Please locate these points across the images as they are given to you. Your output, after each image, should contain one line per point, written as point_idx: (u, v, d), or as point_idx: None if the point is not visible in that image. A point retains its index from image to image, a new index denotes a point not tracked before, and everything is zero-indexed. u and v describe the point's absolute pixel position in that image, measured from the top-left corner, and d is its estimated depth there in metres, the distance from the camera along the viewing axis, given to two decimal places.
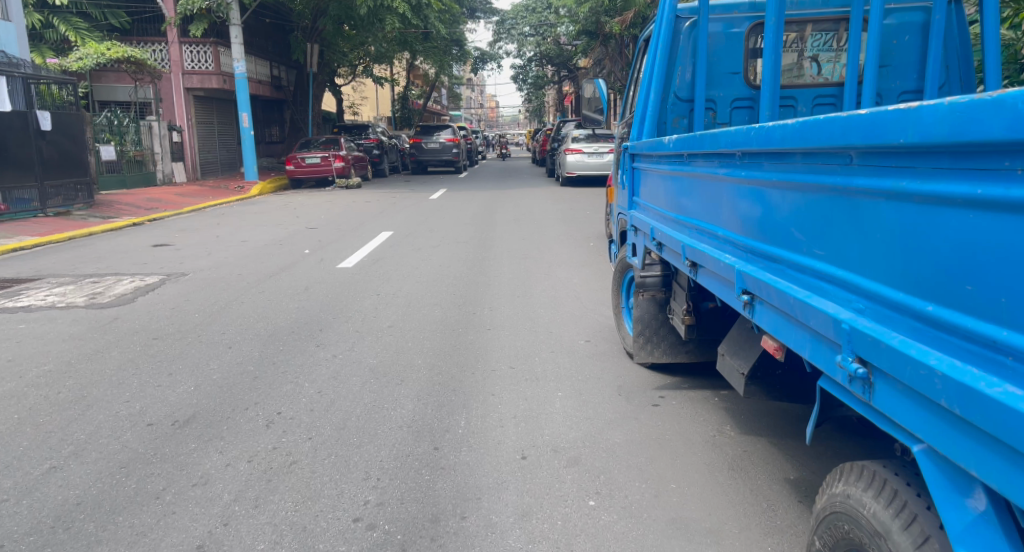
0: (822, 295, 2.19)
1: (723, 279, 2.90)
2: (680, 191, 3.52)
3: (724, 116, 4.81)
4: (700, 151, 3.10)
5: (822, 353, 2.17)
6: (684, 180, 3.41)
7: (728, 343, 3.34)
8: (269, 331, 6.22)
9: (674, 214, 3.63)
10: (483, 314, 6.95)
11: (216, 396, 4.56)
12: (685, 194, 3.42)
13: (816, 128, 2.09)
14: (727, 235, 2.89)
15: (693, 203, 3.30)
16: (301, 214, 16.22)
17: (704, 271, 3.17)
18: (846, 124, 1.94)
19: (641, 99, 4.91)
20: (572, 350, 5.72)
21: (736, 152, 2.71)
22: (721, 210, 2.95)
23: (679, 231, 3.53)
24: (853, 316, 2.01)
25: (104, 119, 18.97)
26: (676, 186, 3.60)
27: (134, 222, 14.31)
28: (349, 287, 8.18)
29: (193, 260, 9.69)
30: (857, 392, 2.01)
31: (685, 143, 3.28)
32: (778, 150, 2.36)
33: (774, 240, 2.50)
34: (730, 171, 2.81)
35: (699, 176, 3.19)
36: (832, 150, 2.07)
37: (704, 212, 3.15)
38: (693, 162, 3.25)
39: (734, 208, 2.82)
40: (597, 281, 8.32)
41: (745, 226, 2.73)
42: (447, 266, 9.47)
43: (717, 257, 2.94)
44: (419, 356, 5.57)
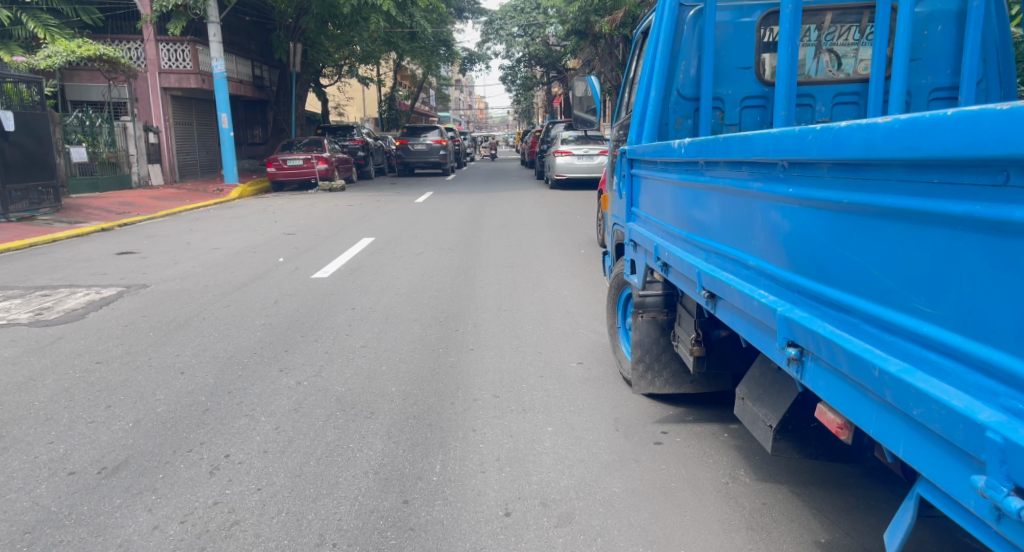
0: (937, 374, 1.67)
1: (757, 322, 2.40)
2: (689, 204, 3.00)
3: (734, 117, 4.26)
4: (722, 158, 2.56)
5: (940, 454, 1.65)
6: (697, 190, 2.88)
7: (747, 385, 2.81)
8: (229, 353, 5.64)
9: (681, 230, 3.10)
10: (466, 331, 6.39)
11: (156, 434, 3.99)
12: (696, 206, 2.91)
13: (938, 135, 1.57)
14: (762, 264, 2.38)
15: (709, 219, 2.78)
16: (280, 218, 15.60)
17: (724, 305, 2.66)
18: (1011, 128, 1.39)
19: (640, 96, 4.36)
20: (563, 375, 5.17)
21: (781, 161, 2.18)
22: (753, 236, 2.43)
23: (688, 253, 3.01)
24: (1002, 418, 1.49)
25: (75, 120, 18.35)
26: (682, 197, 3.08)
27: (103, 227, 13.69)
28: (323, 301, 7.61)
29: (157, 270, 9.09)
30: (1007, 532, 1.50)
31: (700, 148, 2.74)
32: (862, 161, 1.81)
33: (840, 281, 2.00)
34: (769, 183, 2.29)
35: (719, 188, 2.66)
36: (972, 165, 1.52)
37: (726, 231, 2.63)
38: (710, 170, 2.72)
39: (773, 233, 2.30)
40: (589, 293, 7.78)
41: (794, 258, 2.20)
42: (430, 276, 8.90)
43: (749, 293, 2.41)
44: (393, 383, 5.01)
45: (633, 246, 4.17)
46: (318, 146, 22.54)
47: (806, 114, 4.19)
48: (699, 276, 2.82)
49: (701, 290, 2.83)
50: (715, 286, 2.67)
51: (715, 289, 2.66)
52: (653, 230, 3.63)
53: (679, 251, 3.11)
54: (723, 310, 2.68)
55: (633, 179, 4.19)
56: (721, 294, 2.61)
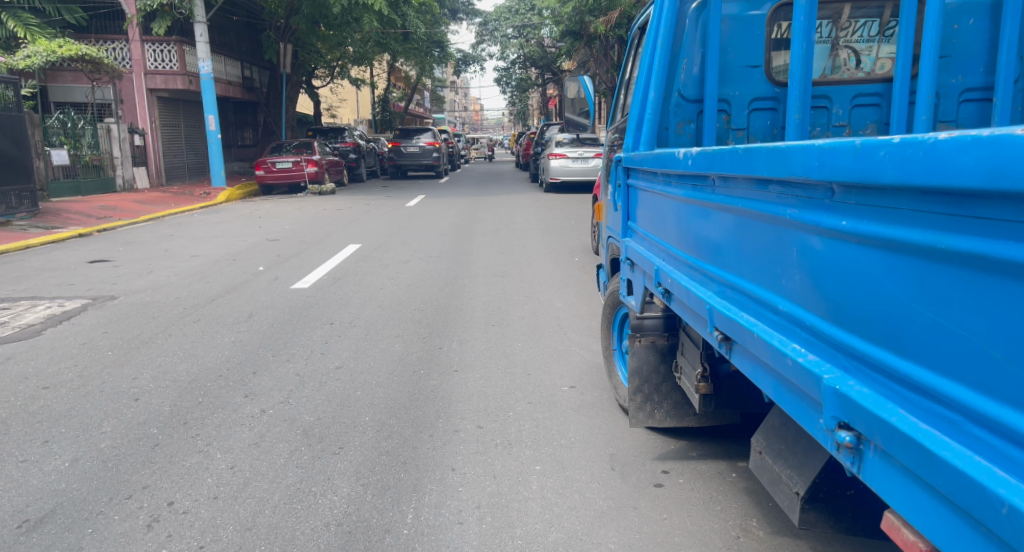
0: None
1: (787, 384, 1.98)
2: (697, 225, 2.58)
3: (741, 120, 3.76)
4: (743, 176, 2.14)
5: None
6: (710, 210, 2.44)
7: (763, 434, 2.38)
8: (192, 375, 5.21)
9: (689, 255, 2.67)
10: (450, 349, 5.96)
11: (94, 476, 3.56)
12: (707, 228, 2.48)
13: None
14: (796, 311, 1.96)
15: (724, 245, 2.36)
16: (265, 223, 15.17)
17: (743, 353, 2.26)
18: None
19: (638, 98, 3.91)
20: (554, 401, 4.74)
21: (831, 183, 1.74)
22: (789, 276, 1.98)
23: (698, 284, 2.58)
24: None
25: (56, 121, 17.87)
26: (688, 216, 2.66)
27: (81, 233, 13.25)
28: (300, 314, 7.18)
29: (128, 281, 8.66)
30: None
31: (713, 159, 2.30)
32: (970, 192, 1.35)
33: (911, 349, 1.57)
34: (808, 211, 1.86)
35: (739, 210, 2.23)
36: None
37: (747, 264, 2.22)
38: (726, 187, 2.29)
39: (812, 274, 1.88)
40: (583, 306, 7.35)
41: (850, 310, 1.75)
42: (415, 286, 8.48)
43: (784, 349, 1.97)
44: (367, 411, 4.58)
45: (628, 264, 3.73)
46: (308, 149, 22.10)
47: (821, 117, 3.69)
48: (711, 314, 2.41)
49: (713, 330, 2.43)
50: (732, 329, 2.26)
51: (734, 333, 2.25)
52: (652, 250, 3.22)
53: (685, 279, 2.70)
54: (741, 358, 2.27)
55: (630, 191, 3.75)
56: (742, 341, 2.20)
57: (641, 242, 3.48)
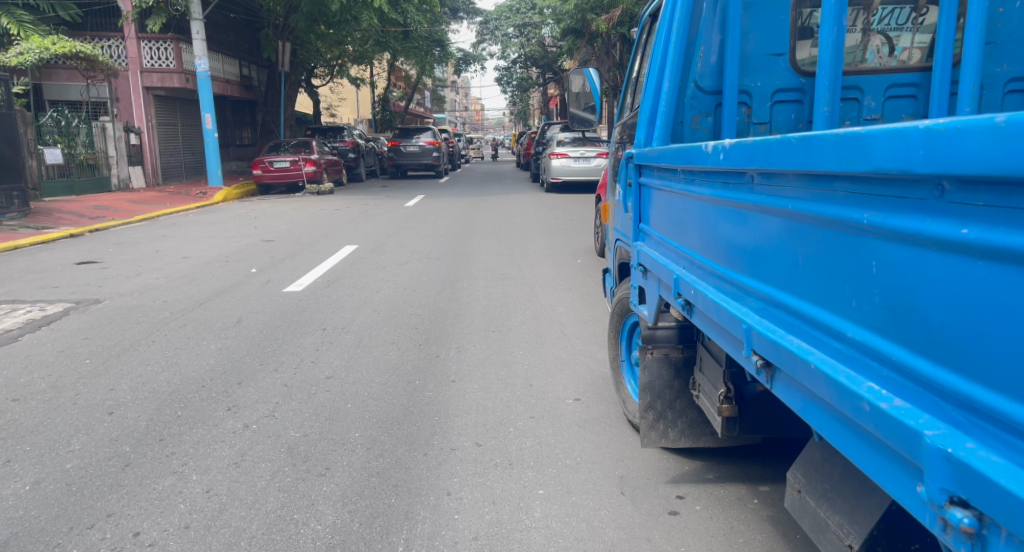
0: None
1: (858, 428, 1.67)
2: (732, 231, 2.26)
3: (763, 113, 3.43)
4: (801, 173, 1.81)
5: None
6: (752, 215, 2.12)
7: (801, 468, 2.09)
8: (172, 386, 4.90)
9: (720, 266, 2.35)
10: (447, 358, 5.65)
11: (54, 502, 3.26)
12: (746, 234, 2.17)
13: None
14: (874, 340, 1.63)
15: (770, 257, 2.04)
16: (261, 223, 14.87)
17: (794, 383, 1.95)
18: None
19: (650, 90, 3.58)
20: (558, 415, 4.43)
21: (938, 178, 1.41)
22: (867, 296, 1.66)
23: (734, 301, 2.25)
24: None
25: (50, 120, 17.58)
26: (720, 219, 2.34)
27: (72, 232, 12.96)
28: (291, 319, 6.88)
29: (115, 283, 8.36)
30: None
31: (758, 153, 1.97)
32: None
33: None
34: (897, 217, 1.53)
35: (793, 214, 1.90)
36: None
37: (802, 280, 1.90)
38: (773, 187, 1.97)
39: (898, 297, 1.57)
40: (586, 311, 7.04)
41: (957, 342, 1.42)
42: (412, 290, 8.17)
43: (859, 388, 1.63)
44: (357, 426, 4.27)
45: (638, 272, 3.40)
46: (306, 148, 21.78)
47: (850, 110, 3.37)
48: (750, 336, 2.10)
49: (753, 354, 2.12)
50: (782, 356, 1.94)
51: (785, 361, 1.93)
52: (668, 256, 2.91)
53: (715, 293, 2.39)
54: (791, 390, 1.96)
55: (642, 190, 3.43)
56: (795, 372, 1.88)
57: (656, 247, 3.17)
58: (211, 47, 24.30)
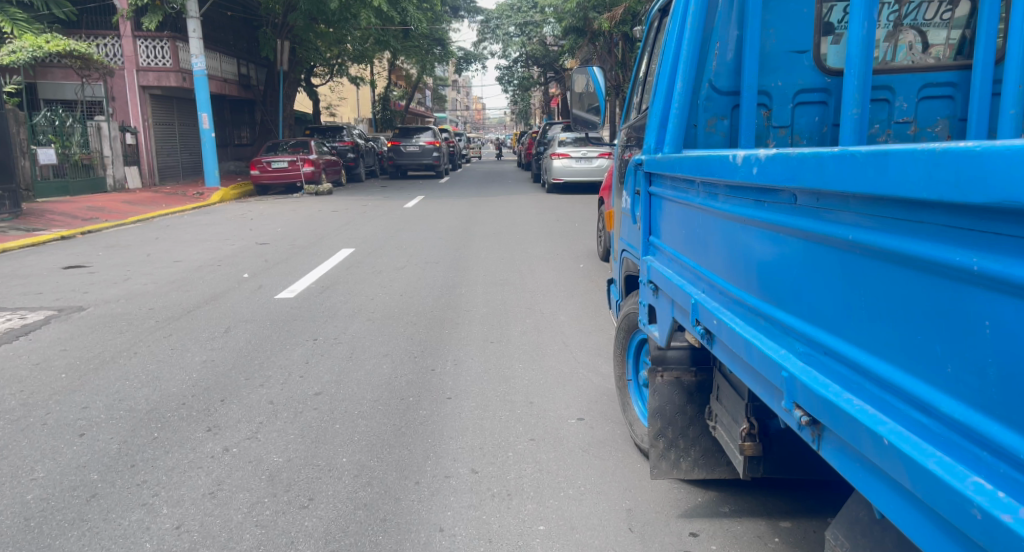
0: None
1: (946, 526, 1.37)
2: (770, 258, 1.96)
3: (784, 116, 3.13)
4: (876, 199, 1.50)
5: None
6: (802, 243, 1.80)
7: (844, 526, 1.82)
8: (150, 404, 4.62)
9: (757, 298, 2.04)
10: (443, 372, 5.37)
11: (9, 541, 3.00)
12: (792, 263, 1.86)
13: None
14: (978, 422, 1.31)
15: (823, 295, 1.74)
16: (257, 225, 14.60)
17: (851, 449, 1.65)
18: None
19: (661, 91, 3.29)
20: (560, 438, 4.15)
21: None
22: (967, 362, 1.33)
23: (774, 343, 1.95)
24: None
25: (44, 119, 17.33)
26: (755, 242, 2.04)
27: (63, 235, 12.70)
28: (281, 328, 6.60)
29: (101, 289, 8.10)
30: None
31: (816, 173, 1.65)
32: None
33: None
34: (1017, 267, 1.21)
35: (861, 248, 1.58)
36: None
37: (867, 329, 1.59)
38: (831, 212, 1.66)
39: (1012, 369, 1.25)
40: (589, 320, 6.76)
41: None
42: (409, 296, 7.90)
43: (960, 480, 1.31)
44: (344, 450, 4.00)
45: (647, 288, 3.12)
46: (304, 148, 21.50)
47: (880, 112, 3.10)
48: (794, 387, 1.80)
49: (796, 409, 1.82)
50: (838, 417, 1.64)
51: (842, 425, 1.62)
52: (685, 276, 2.61)
53: (747, 328, 2.09)
54: (847, 457, 1.67)
55: (652, 200, 3.15)
56: (857, 442, 1.58)
57: (668, 265, 2.88)
58: (209, 46, 24.05)
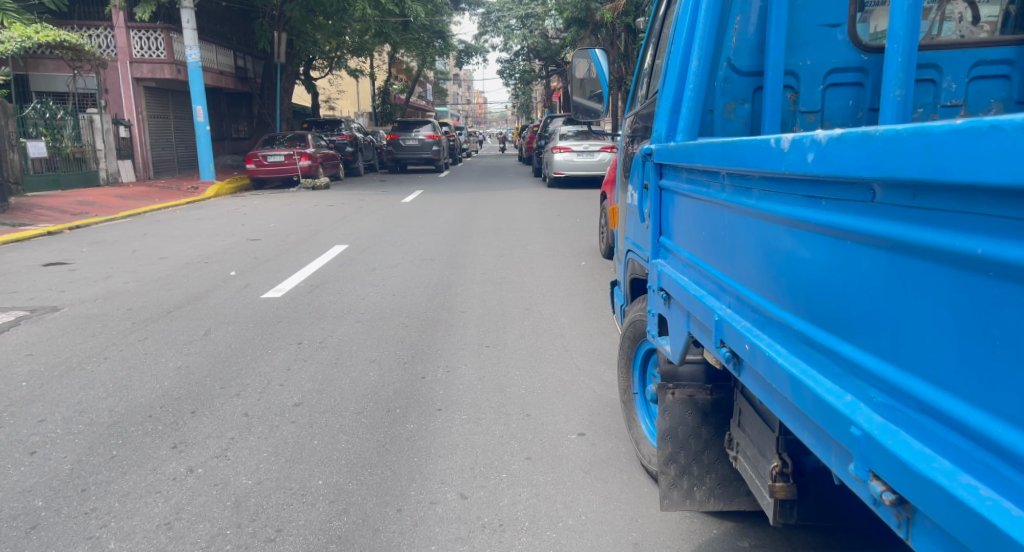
0: None
1: None
2: (835, 277, 1.55)
3: (813, 99, 2.75)
4: (1022, 200, 1.08)
5: None
6: (894, 257, 1.38)
7: None
8: (113, 416, 4.26)
9: (818, 326, 1.62)
10: (434, 380, 5.00)
11: None
12: (869, 282, 1.45)
13: None
14: None
15: (923, 333, 1.32)
16: (249, 220, 14.23)
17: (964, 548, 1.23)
18: None
19: (672, 70, 2.89)
20: (560, 456, 3.78)
21: None
22: None
23: (843, 388, 1.53)
24: None
25: (34, 111, 16.97)
26: (812, 253, 1.63)
27: (49, 230, 12.35)
28: (265, 331, 6.24)
29: (80, 288, 7.75)
30: None
31: (928, 163, 1.22)
32: None
33: None
34: None
35: (996, 270, 1.15)
36: None
37: (990, 383, 1.18)
38: (949, 220, 1.23)
39: None
40: (591, 323, 6.37)
41: None
42: (401, 296, 7.53)
43: None
44: (321, 471, 3.62)
45: (657, 296, 2.73)
46: (302, 141, 21.00)
47: (924, 95, 2.71)
48: (873, 452, 1.39)
49: (875, 480, 1.41)
50: (950, 505, 1.22)
51: (957, 517, 1.20)
52: (707, 288, 2.22)
53: (795, 363, 1.69)
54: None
55: (664, 195, 2.76)
56: (986, 547, 1.15)
57: (683, 273, 2.48)
58: (205, 38, 23.67)
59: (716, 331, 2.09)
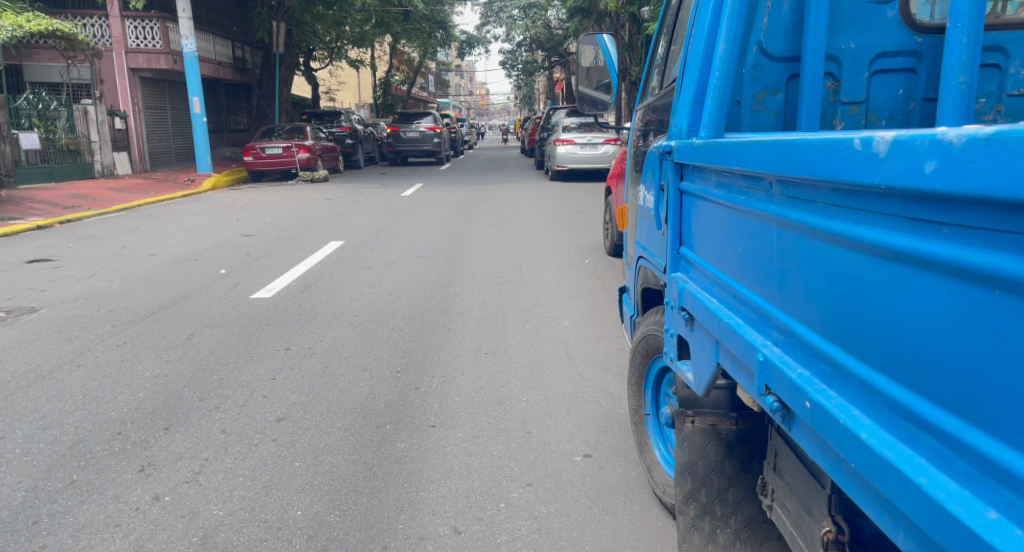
0: None
1: None
2: (965, 338, 1.17)
3: (857, 89, 2.38)
4: None
5: None
6: None
7: None
8: (78, 434, 3.92)
9: (937, 404, 1.22)
10: (429, 392, 4.66)
11: None
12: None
13: None
14: None
15: None
16: (244, 214, 13.88)
17: None
18: None
19: (692, 56, 2.52)
20: (564, 482, 3.45)
21: None
22: None
23: (984, 496, 1.12)
24: None
25: (26, 102, 16.63)
26: (925, 300, 1.25)
27: (39, 223, 12.00)
28: (251, 335, 5.91)
29: (61, 287, 7.41)
30: None
31: None
32: None
33: None
34: None
35: None
36: None
37: None
38: None
39: None
40: (596, 328, 6.03)
41: None
42: (397, 296, 7.19)
43: None
44: (301, 500, 3.29)
45: (678, 316, 2.38)
46: (299, 133, 20.71)
47: (987, 82, 2.39)
48: None
49: None
50: None
51: None
52: (751, 322, 1.84)
53: (891, 443, 1.31)
54: None
55: (685, 200, 2.40)
56: None
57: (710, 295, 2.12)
58: (201, 27, 23.30)
59: (764, 377, 1.73)
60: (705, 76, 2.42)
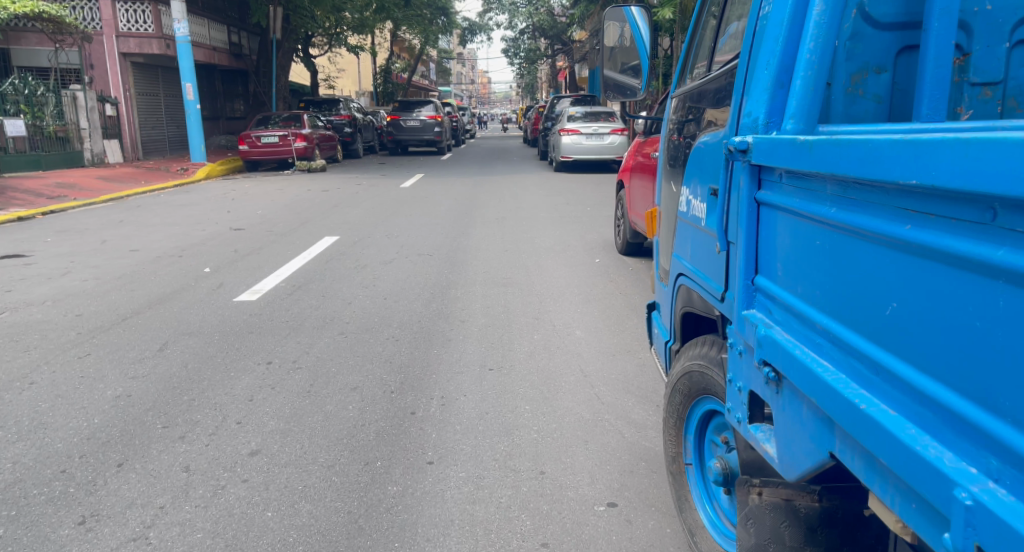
0: None
1: None
2: None
3: (993, 66, 1.80)
4: None
5: None
6: None
7: None
8: (15, 473, 3.35)
9: None
10: (426, 418, 4.09)
11: None
12: None
13: None
14: None
15: None
16: (236, 205, 13.30)
17: None
18: None
19: (771, 21, 1.93)
20: (587, 544, 2.87)
21: None
22: None
23: None
24: None
25: (11, 87, 16.03)
26: None
27: (20, 214, 11.40)
28: (231, 346, 5.34)
29: (29, 287, 6.84)
30: None
31: None
32: None
33: None
34: None
35: None
36: None
37: None
38: None
39: None
40: (612, 340, 5.45)
41: None
42: (394, 300, 6.62)
43: None
44: None
45: (757, 372, 1.81)
46: (296, 121, 20.06)
47: None
48: None
49: None
50: None
51: None
52: (940, 427, 1.24)
53: None
54: None
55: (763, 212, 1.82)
56: None
57: (822, 357, 1.56)
58: (196, 11, 22.63)
59: (976, 533, 1.14)
60: (792, 50, 1.83)
